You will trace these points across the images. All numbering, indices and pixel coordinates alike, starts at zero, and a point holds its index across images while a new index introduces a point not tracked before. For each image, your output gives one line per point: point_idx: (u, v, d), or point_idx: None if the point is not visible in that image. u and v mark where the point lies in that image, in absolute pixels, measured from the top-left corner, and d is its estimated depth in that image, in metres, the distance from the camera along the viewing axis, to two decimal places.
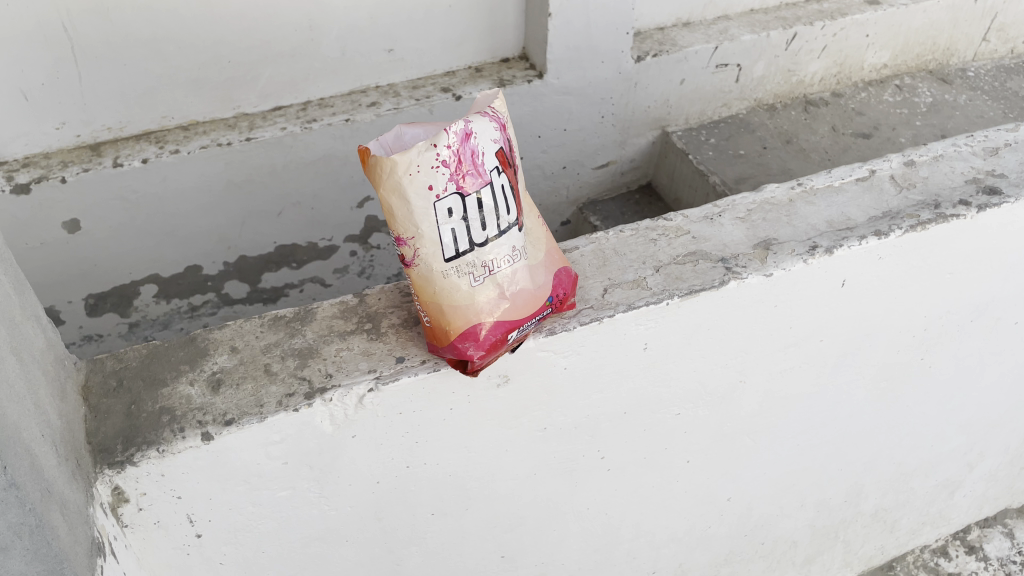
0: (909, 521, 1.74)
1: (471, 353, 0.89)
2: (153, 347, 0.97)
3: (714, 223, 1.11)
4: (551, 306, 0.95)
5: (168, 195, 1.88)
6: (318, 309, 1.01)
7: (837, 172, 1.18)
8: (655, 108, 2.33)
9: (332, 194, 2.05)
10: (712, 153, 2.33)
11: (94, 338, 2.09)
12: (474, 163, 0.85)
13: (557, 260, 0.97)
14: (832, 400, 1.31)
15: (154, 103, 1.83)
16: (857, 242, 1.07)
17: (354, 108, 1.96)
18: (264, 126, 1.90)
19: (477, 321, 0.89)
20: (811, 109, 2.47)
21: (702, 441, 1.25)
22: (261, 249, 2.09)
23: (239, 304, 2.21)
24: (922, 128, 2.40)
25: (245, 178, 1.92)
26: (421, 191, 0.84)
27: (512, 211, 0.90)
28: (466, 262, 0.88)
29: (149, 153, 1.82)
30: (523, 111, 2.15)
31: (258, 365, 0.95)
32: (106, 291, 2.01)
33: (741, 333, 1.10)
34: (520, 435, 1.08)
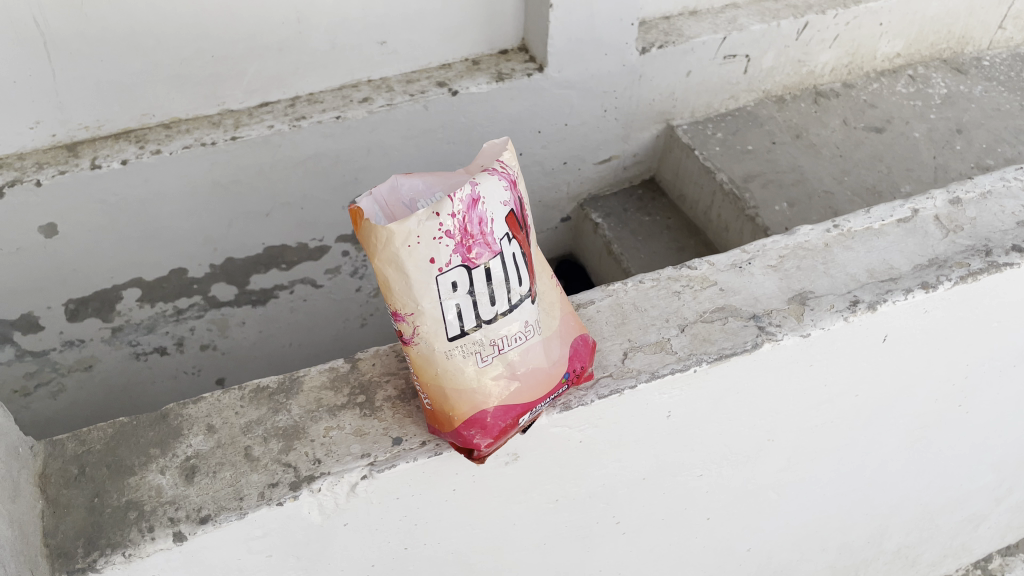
0: (931, 554, 1.65)
1: (477, 442, 0.78)
2: (120, 427, 0.86)
3: (743, 272, 1.01)
4: (567, 382, 0.84)
5: (149, 198, 1.72)
6: (304, 378, 0.90)
7: (877, 213, 1.07)
8: (661, 101, 2.16)
9: (322, 194, 1.90)
10: (719, 149, 2.17)
11: (76, 344, 1.96)
12: (482, 232, 0.75)
13: (573, 329, 0.87)
14: (863, 451, 1.21)
15: (134, 100, 1.66)
16: (902, 296, 0.97)
17: (345, 104, 1.80)
18: (250, 124, 1.73)
19: (485, 405, 0.78)
20: (822, 101, 2.31)
21: (724, 498, 1.16)
22: (249, 251, 1.95)
23: (226, 306, 2.08)
24: (936, 122, 2.25)
25: (231, 178, 1.76)
26: (422, 265, 0.73)
27: (524, 281, 0.79)
28: (472, 340, 0.77)
29: (130, 154, 1.65)
30: (522, 107, 1.97)
31: (238, 449, 0.84)
32: (87, 295, 1.86)
33: (772, 394, 1.00)
34: (530, 510, 0.97)
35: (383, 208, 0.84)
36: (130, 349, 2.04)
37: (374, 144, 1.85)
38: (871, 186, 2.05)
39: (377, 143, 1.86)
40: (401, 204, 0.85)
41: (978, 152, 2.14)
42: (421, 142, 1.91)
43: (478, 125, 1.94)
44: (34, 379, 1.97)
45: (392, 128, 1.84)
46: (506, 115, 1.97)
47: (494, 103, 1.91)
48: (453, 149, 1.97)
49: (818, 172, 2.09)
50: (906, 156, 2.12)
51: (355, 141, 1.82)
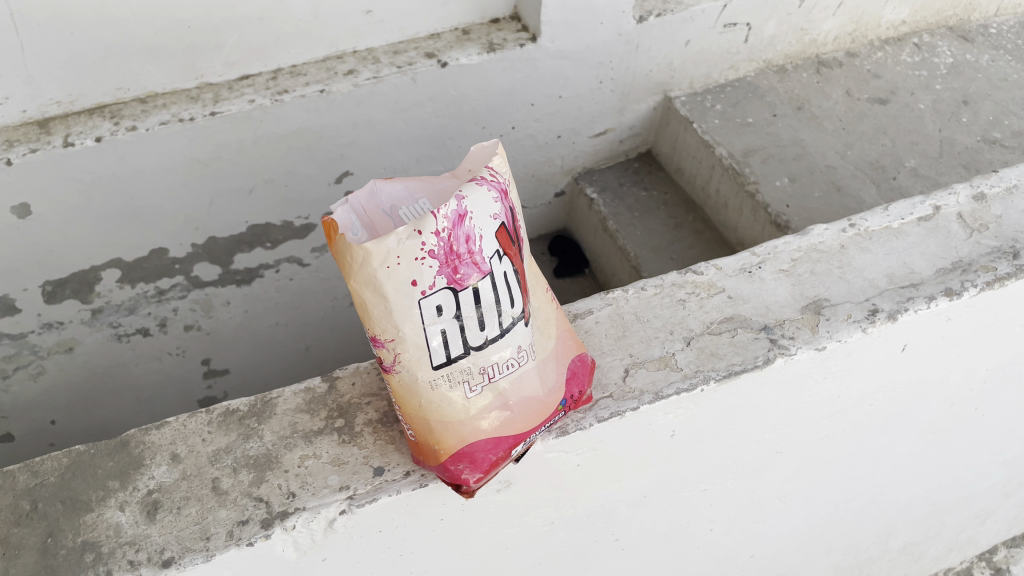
0: (936, 549, 1.60)
1: (465, 478, 0.72)
2: (76, 456, 0.79)
3: (753, 278, 0.93)
4: (563, 408, 0.77)
5: (128, 175, 1.53)
6: (277, 401, 0.83)
7: (895, 210, 1.00)
8: (659, 72, 1.97)
9: (307, 170, 1.70)
10: (719, 122, 1.98)
11: (55, 327, 1.74)
12: (470, 250, 0.67)
13: (570, 348, 0.79)
14: (874, 457, 1.15)
15: (108, 73, 1.48)
16: (924, 304, 0.90)
17: (329, 77, 1.61)
18: (230, 98, 1.55)
19: (474, 439, 0.72)
20: (824, 71, 2.10)
21: (728, 510, 1.09)
22: (233, 230, 1.74)
23: (211, 288, 1.84)
24: (942, 93, 2.07)
25: (213, 154, 1.57)
26: (403, 288, 0.66)
27: (518, 301, 0.72)
28: (460, 369, 0.70)
29: (104, 131, 1.47)
30: (513, 78, 1.78)
31: (205, 481, 0.77)
32: (64, 276, 1.65)
33: (782, 408, 0.93)
34: (523, 534, 0.90)
35: (361, 216, 0.75)
36: (111, 332, 1.81)
37: (362, 119, 1.67)
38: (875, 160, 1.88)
39: (365, 117, 1.68)
40: (381, 211, 0.77)
41: (984, 125, 1.97)
42: (410, 116, 1.72)
43: (470, 98, 1.76)
44: (10, 362, 1.75)
45: (379, 101, 1.66)
46: (497, 89, 1.78)
47: (486, 75, 1.73)
48: (442, 123, 1.78)
49: (821, 147, 1.91)
50: (909, 128, 1.96)
51: (341, 116, 1.64)
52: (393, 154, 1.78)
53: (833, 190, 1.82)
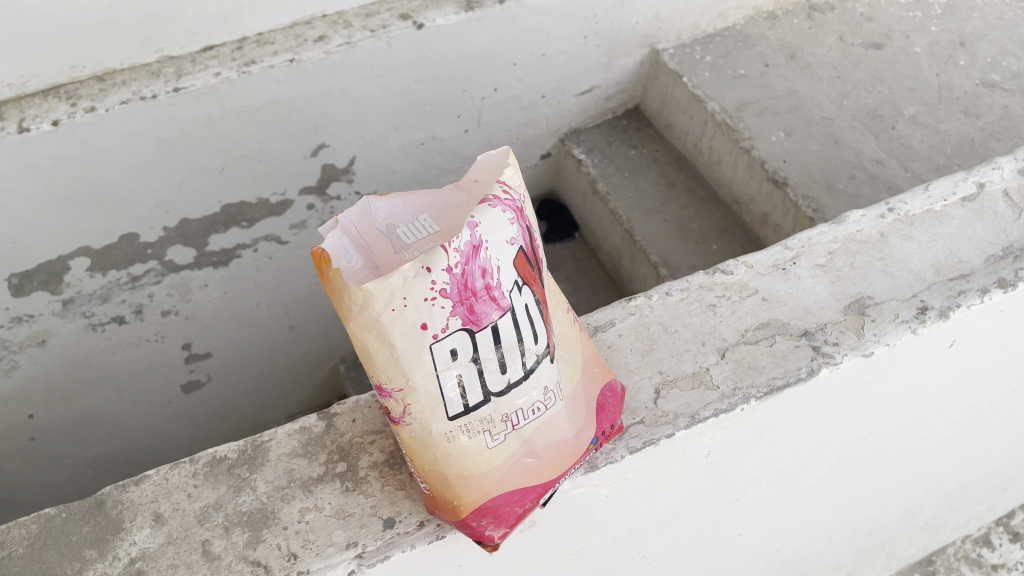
0: (957, 520, 1.52)
1: (490, 534, 0.64)
2: (45, 522, 0.70)
3: (787, 275, 0.85)
4: (595, 445, 0.70)
5: (90, 160, 1.40)
6: (269, 444, 0.74)
7: (937, 190, 0.91)
8: (646, 25, 1.76)
9: (280, 145, 1.55)
10: (711, 75, 1.77)
11: (25, 319, 1.60)
12: (487, 285, 0.59)
13: (598, 377, 0.71)
14: (909, 447, 1.07)
15: (61, 50, 1.34)
16: (977, 298, 0.82)
17: (299, 44, 1.46)
18: (194, 72, 1.40)
19: (498, 491, 0.64)
20: (817, 15, 1.85)
21: (759, 514, 1.02)
22: (207, 211, 1.60)
23: (187, 271, 1.70)
24: (940, 34, 1.78)
25: (179, 133, 1.43)
26: (412, 333, 0.57)
27: (542, 336, 0.64)
28: (479, 418, 0.62)
29: (60, 113, 1.34)
30: (494, 38, 1.60)
31: (194, 545, 0.69)
32: (30, 268, 1.52)
33: (823, 415, 0.85)
34: (547, 565, 0.82)
35: (354, 238, 0.65)
36: (85, 322, 1.67)
37: (335, 88, 1.51)
38: (873, 110, 1.66)
39: (339, 86, 1.52)
40: (376, 231, 0.66)
41: (984, 68, 1.70)
42: (387, 83, 1.56)
43: (448, 60, 1.58)
44: None
45: (353, 68, 1.50)
46: (476, 50, 1.60)
47: (465, 35, 1.56)
48: (420, 89, 1.61)
49: (817, 97, 1.70)
50: (907, 74, 1.71)
51: (314, 86, 1.49)
52: (371, 124, 1.62)
53: (830, 143, 1.62)
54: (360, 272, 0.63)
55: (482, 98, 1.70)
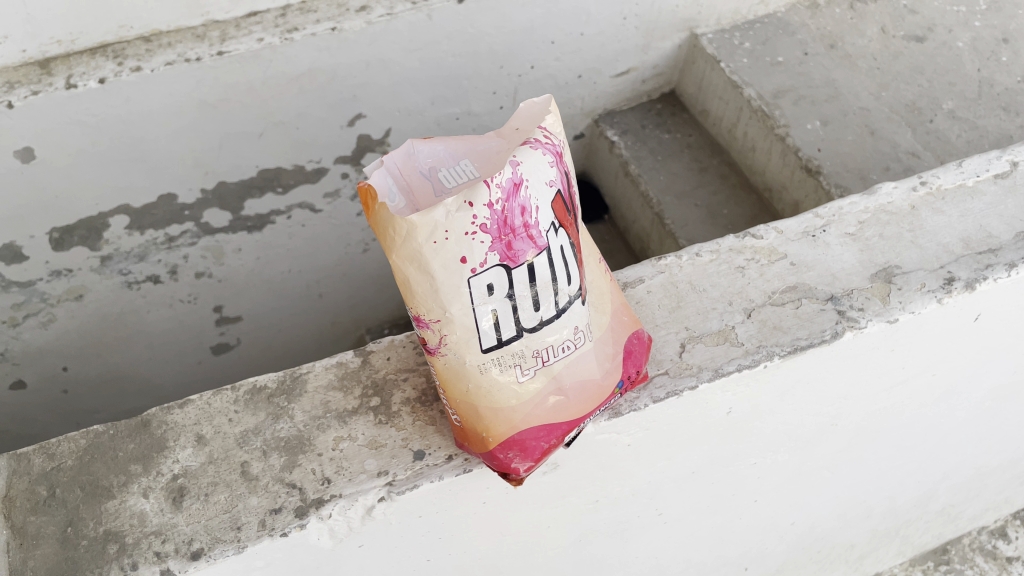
0: (973, 510, 1.52)
1: (516, 466, 0.67)
2: (94, 438, 0.74)
3: (817, 242, 0.86)
4: (620, 389, 0.73)
5: (133, 119, 1.43)
6: (307, 376, 0.78)
7: (970, 166, 0.92)
8: (685, 8, 1.76)
9: (319, 112, 1.58)
10: (747, 61, 1.77)
11: (64, 273, 1.63)
12: (525, 223, 0.62)
13: (627, 325, 0.74)
14: (930, 424, 1.08)
15: (111, 9, 1.37)
16: (1004, 272, 0.83)
17: (341, 13, 1.48)
18: (238, 37, 1.43)
19: (525, 425, 0.67)
20: (859, 5, 1.84)
21: (775, 481, 1.04)
22: (244, 174, 1.63)
23: (222, 234, 1.73)
24: (983, 30, 1.77)
25: (220, 96, 1.47)
26: (452, 266, 0.60)
27: (574, 279, 0.67)
28: (511, 352, 0.65)
29: (107, 71, 1.37)
30: (532, 15, 1.61)
31: (233, 465, 0.72)
32: (72, 223, 1.55)
33: (844, 381, 0.87)
34: (566, 512, 0.84)
35: (397, 179, 0.67)
36: (121, 279, 1.71)
37: (375, 58, 1.53)
38: (910, 101, 1.65)
39: (378, 57, 1.54)
40: (418, 173, 0.69)
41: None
42: (426, 55, 1.58)
43: (487, 35, 1.60)
44: (19, 309, 1.64)
45: (394, 39, 1.52)
46: (515, 26, 1.61)
47: (504, 11, 1.57)
48: (458, 63, 1.63)
49: (854, 87, 1.69)
50: (947, 68, 1.70)
51: (355, 55, 1.51)
52: (410, 95, 1.64)
53: (865, 134, 1.62)
54: (401, 210, 0.65)
55: (519, 75, 1.72)
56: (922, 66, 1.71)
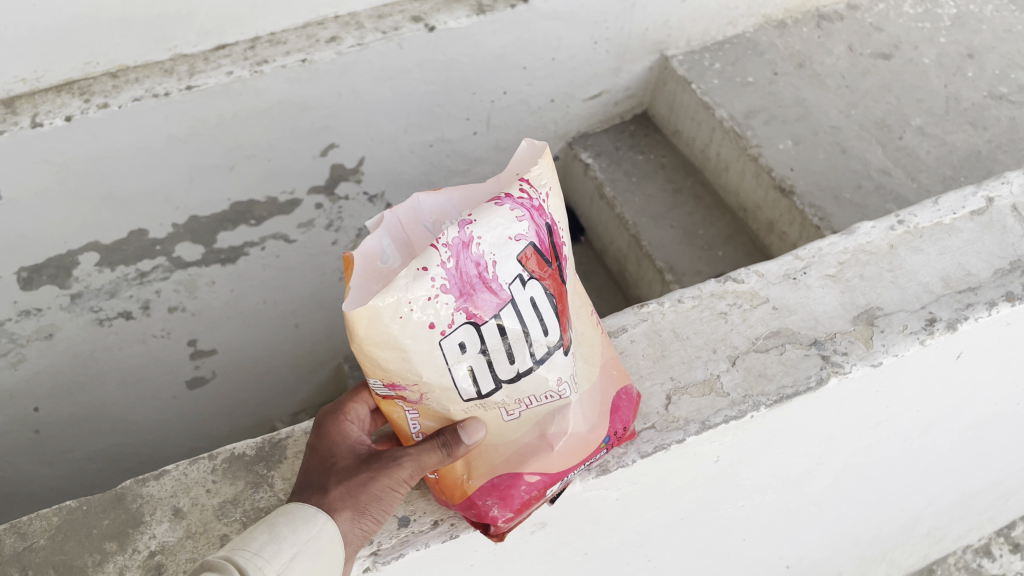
0: (959, 530, 1.51)
1: (494, 515, 0.68)
2: (67, 515, 0.71)
3: (798, 285, 0.86)
4: (607, 445, 0.72)
5: (101, 156, 1.40)
6: (286, 442, 0.76)
7: (946, 204, 0.92)
8: (655, 31, 1.76)
9: (290, 144, 1.55)
10: (718, 82, 1.77)
11: (33, 312, 1.60)
12: (481, 278, 0.63)
13: (615, 379, 0.73)
14: (915, 455, 1.08)
15: (76, 46, 1.35)
16: (985, 311, 0.83)
17: (311, 44, 1.46)
18: (206, 71, 1.41)
19: (504, 470, 0.68)
20: (826, 25, 1.85)
21: (764, 520, 1.03)
22: (215, 208, 1.60)
23: (195, 268, 1.70)
24: (948, 46, 1.79)
25: (189, 130, 1.44)
26: (421, 336, 0.61)
27: (554, 330, 0.67)
28: (493, 401, 0.67)
29: (74, 109, 1.35)
30: (504, 42, 1.60)
31: (212, 538, 0.70)
32: (39, 262, 1.52)
33: (830, 423, 0.86)
34: (554, 565, 0.83)
35: (396, 234, 0.71)
36: (92, 316, 1.67)
37: (346, 88, 1.51)
38: (880, 120, 1.66)
39: (350, 87, 1.52)
40: (420, 226, 0.71)
41: (991, 80, 1.71)
42: (397, 85, 1.56)
43: (459, 63, 1.58)
44: None
45: (365, 69, 1.50)
46: (487, 53, 1.60)
47: (475, 38, 1.55)
48: (430, 92, 1.61)
49: (824, 106, 1.70)
50: (914, 85, 1.71)
51: (326, 86, 1.49)
52: (382, 125, 1.62)
53: (837, 152, 1.62)
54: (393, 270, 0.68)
55: (491, 101, 1.70)
56: (890, 84, 1.72)
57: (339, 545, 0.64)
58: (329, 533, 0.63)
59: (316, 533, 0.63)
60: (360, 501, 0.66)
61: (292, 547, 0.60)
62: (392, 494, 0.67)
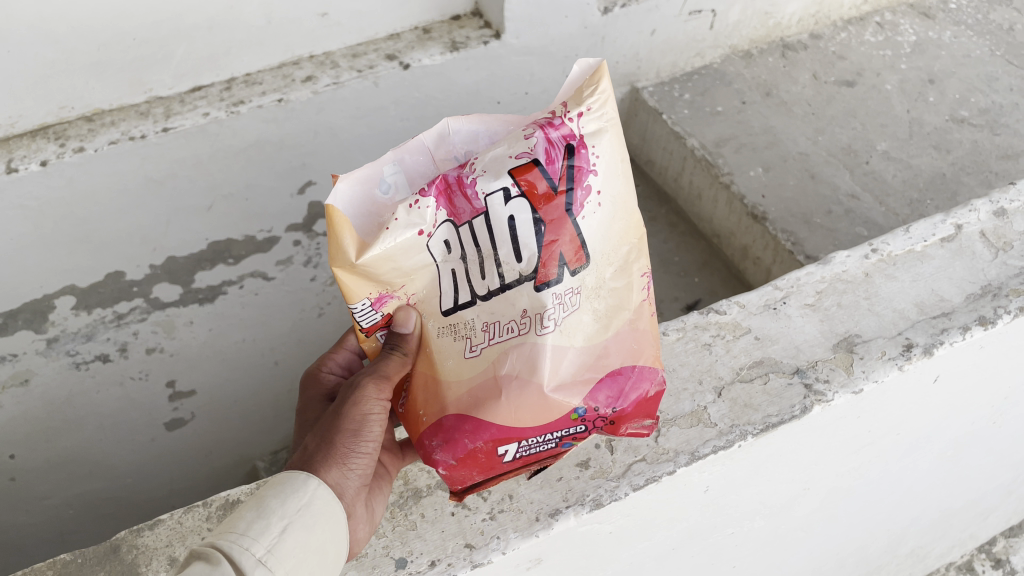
0: (941, 548, 1.53)
1: (438, 458, 0.69)
2: (61, 567, 0.71)
3: (779, 315, 0.89)
4: (586, 419, 0.68)
5: (77, 199, 1.39)
6: None
7: (917, 231, 0.95)
8: (625, 64, 1.79)
9: (268, 182, 1.56)
10: (689, 112, 1.80)
11: (8, 358, 1.57)
12: (461, 183, 0.67)
13: (625, 347, 0.69)
14: (896, 477, 1.09)
15: (51, 90, 1.35)
16: (959, 335, 0.85)
17: (287, 84, 1.47)
18: (182, 112, 1.41)
19: (455, 412, 0.68)
20: (790, 54, 1.90)
21: (752, 546, 1.04)
22: (193, 248, 1.60)
23: (174, 309, 1.68)
24: (909, 73, 1.85)
25: (167, 172, 1.44)
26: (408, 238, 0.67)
27: (529, 257, 0.67)
28: (464, 322, 0.69)
29: (49, 154, 1.34)
30: (478, 78, 1.62)
31: None
32: (14, 307, 1.51)
33: (814, 449, 0.88)
34: None
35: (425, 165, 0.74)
36: (68, 361, 1.61)
37: (323, 126, 1.52)
38: (847, 145, 1.70)
39: (326, 126, 1.53)
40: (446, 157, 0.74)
41: (952, 104, 1.77)
42: (374, 121, 1.57)
43: (434, 99, 1.60)
44: None
45: (341, 107, 1.51)
46: (462, 89, 1.62)
47: (450, 75, 1.57)
48: (406, 127, 1.63)
49: (793, 132, 1.74)
50: (879, 111, 1.76)
51: (303, 125, 1.50)
52: (359, 162, 1.63)
53: (807, 178, 1.65)
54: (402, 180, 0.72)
55: None
56: (856, 110, 1.77)
57: (336, 503, 0.68)
58: (321, 497, 0.67)
59: (305, 501, 0.66)
60: (336, 453, 0.70)
61: (281, 522, 0.64)
62: (365, 420, 0.72)
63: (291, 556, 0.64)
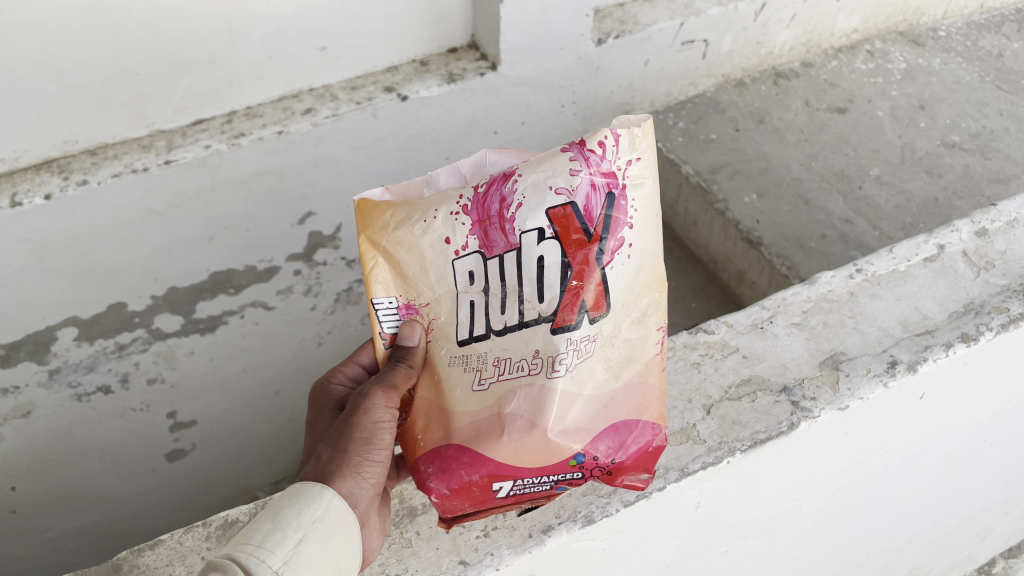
0: (940, 570, 1.53)
1: (430, 485, 0.70)
2: None
3: (765, 334, 0.91)
4: (585, 467, 0.68)
5: (79, 231, 1.42)
6: None
7: (900, 252, 0.98)
8: (620, 93, 1.81)
9: (268, 213, 1.59)
10: (683, 139, 1.82)
11: (9, 390, 1.59)
12: (501, 214, 0.68)
13: (632, 402, 0.70)
14: (888, 496, 1.11)
15: (55, 125, 1.38)
16: (943, 352, 0.87)
17: (287, 117, 1.50)
18: (184, 145, 1.45)
19: (455, 441, 0.70)
20: (782, 82, 1.94)
21: (747, 566, 1.05)
22: (194, 279, 1.63)
23: (175, 340, 1.70)
24: (899, 99, 1.88)
25: (169, 204, 1.47)
26: (437, 245, 0.70)
27: (551, 299, 0.68)
28: (477, 354, 0.71)
29: (53, 187, 1.37)
30: (475, 109, 1.65)
31: None
32: (17, 338, 1.53)
33: (804, 466, 0.89)
34: None
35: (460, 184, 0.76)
36: (69, 393, 1.63)
37: (323, 157, 1.55)
38: (839, 170, 1.73)
39: (326, 157, 1.56)
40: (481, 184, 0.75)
41: (942, 129, 1.80)
42: (372, 152, 1.60)
43: (432, 129, 1.63)
44: None
45: (340, 138, 1.54)
46: (458, 119, 1.65)
47: (447, 105, 1.61)
48: (404, 157, 1.65)
49: (785, 159, 1.76)
50: (869, 137, 1.79)
51: (303, 157, 1.53)
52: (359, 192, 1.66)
53: (799, 204, 1.68)
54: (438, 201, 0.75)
55: None
56: (847, 136, 1.80)
57: (350, 514, 0.70)
58: (336, 509, 0.69)
59: (320, 512, 0.68)
60: (349, 463, 0.72)
61: (297, 532, 0.66)
62: (378, 429, 0.73)
63: (308, 566, 0.65)
